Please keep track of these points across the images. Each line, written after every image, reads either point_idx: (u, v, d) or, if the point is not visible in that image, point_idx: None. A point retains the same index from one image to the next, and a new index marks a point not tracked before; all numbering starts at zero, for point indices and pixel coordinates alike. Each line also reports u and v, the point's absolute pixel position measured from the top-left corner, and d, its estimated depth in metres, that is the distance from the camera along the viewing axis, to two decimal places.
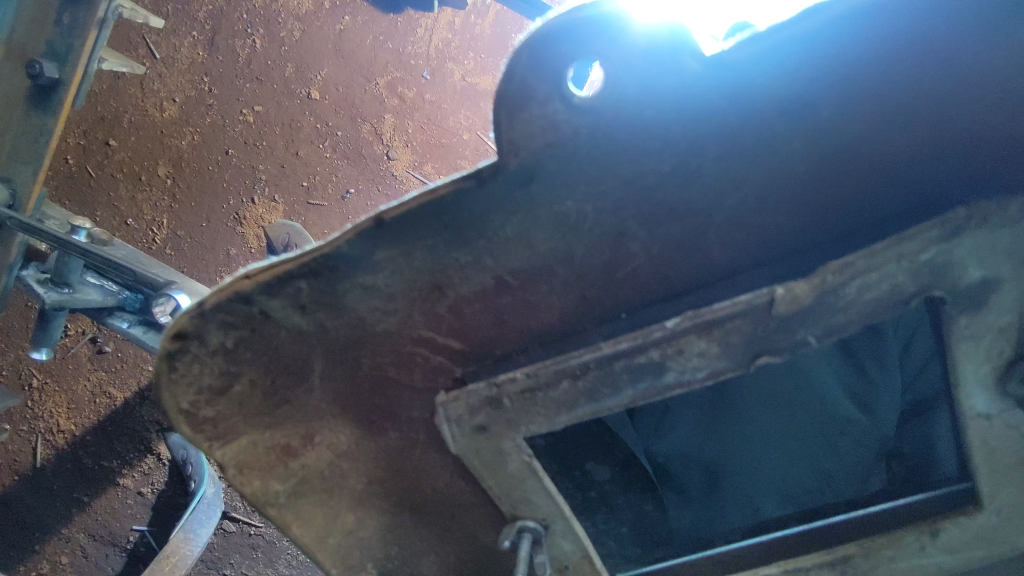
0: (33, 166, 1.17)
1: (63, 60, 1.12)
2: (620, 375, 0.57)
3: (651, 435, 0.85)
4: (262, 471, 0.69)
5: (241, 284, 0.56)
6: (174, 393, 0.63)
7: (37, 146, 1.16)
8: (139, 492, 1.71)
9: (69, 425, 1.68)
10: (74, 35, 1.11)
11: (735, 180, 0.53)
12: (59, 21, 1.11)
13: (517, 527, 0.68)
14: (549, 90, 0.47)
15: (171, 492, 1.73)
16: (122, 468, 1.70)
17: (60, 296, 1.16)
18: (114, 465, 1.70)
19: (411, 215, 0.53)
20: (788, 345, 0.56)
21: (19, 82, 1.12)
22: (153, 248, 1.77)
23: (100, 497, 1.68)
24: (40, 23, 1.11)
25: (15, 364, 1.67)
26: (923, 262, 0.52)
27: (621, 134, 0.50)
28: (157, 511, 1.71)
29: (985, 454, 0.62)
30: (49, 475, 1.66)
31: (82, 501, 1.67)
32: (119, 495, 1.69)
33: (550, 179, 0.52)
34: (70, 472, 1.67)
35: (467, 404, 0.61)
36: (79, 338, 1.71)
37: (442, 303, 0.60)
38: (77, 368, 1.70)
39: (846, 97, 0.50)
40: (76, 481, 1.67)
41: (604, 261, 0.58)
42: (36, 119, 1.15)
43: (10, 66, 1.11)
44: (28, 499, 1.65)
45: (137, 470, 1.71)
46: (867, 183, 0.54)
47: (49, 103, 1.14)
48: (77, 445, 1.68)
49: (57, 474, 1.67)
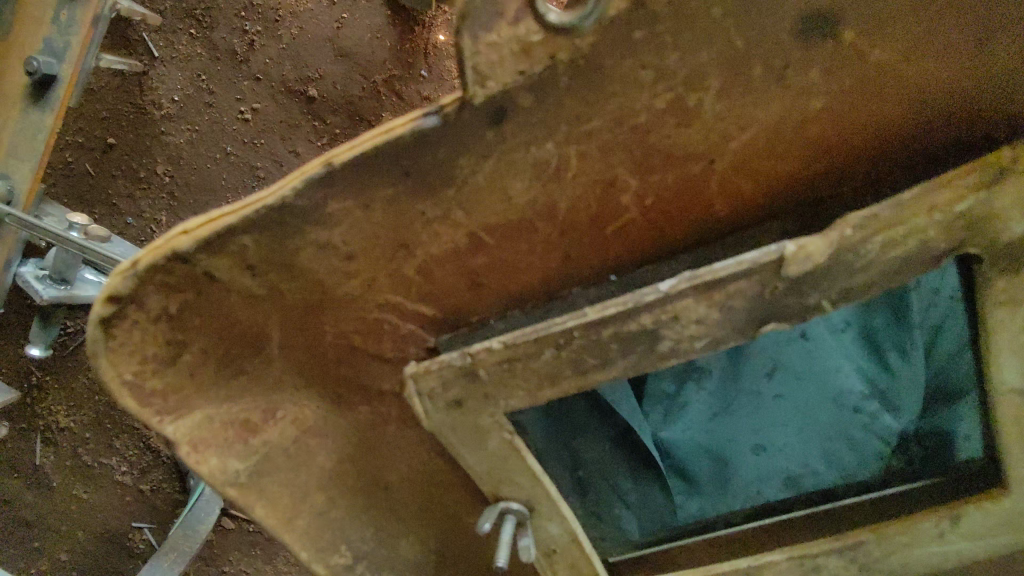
0: None
1: None
2: (609, 345, 0.51)
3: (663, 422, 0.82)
4: (220, 448, 0.63)
5: (178, 241, 0.50)
6: (115, 362, 0.55)
7: (33, 146, 0.94)
8: (139, 491, 1.41)
9: (71, 422, 1.38)
10: (71, 32, 0.92)
11: (741, 117, 0.46)
12: (55, 18, 0.92)
13: (499, 509, 0.62)
14: (519, 6, 0.41)
15: (168, 492, 1.42)
16: (119, 466, 1.40)
17: (58, 292, 1.03)
18: (113, 463, 1.39)
19: (366, 160, 0.46)
20: (799, 310, 0.49)
21: None
22: None
23: (100, 495, 1.39)
24: (36, 18, 0.91)
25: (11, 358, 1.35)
26: (958, 213, 0.45)
27: (607, 59, 0.43)
28: (153, 510, 1.41)
29: (1017, 431, 0.54)
30: (48, 472, 1.38)
31: (81, 499, 1.39)
32: (117, 493, 1.40)
33: (525, 117, 0.45)
34: (70, 469, 1.38)
35: (440, 376, 0.55)
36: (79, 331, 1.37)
37: (409, 265, 0.54)
38: (77, 365, 1.37)
39: (873, 20, 0.43)
40: (75, 478, 1.38)
41: (591, 215, 0.51)
42: None
43: None
44: (29, 496, 1.38)
45: (136, 468, 1.40)
46: (894, 123, 0.47)
47: None
48: (79, 442, 1.38)
49: (56, 472, 1.38)
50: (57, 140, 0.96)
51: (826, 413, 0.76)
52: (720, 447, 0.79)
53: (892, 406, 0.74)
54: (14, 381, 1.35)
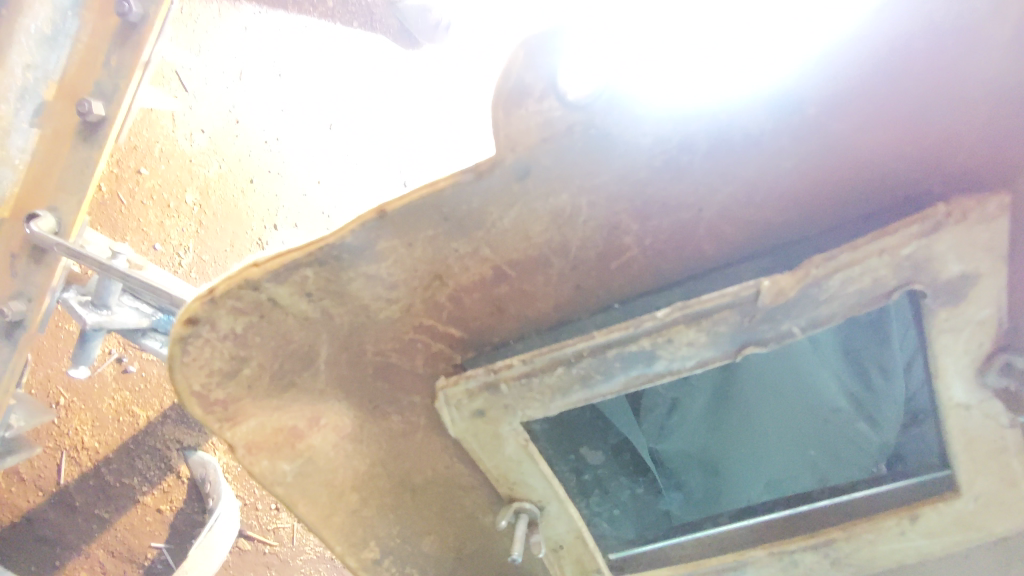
0: (77, 196, 1.18)
1: (109, 100, 1.15)
2: (613, 363, 0.59)
3: (658, 434, 0.84)
4: (270, 452, 0.71)
5: (250, 272, 0.59)
6: (187, 375, 0.65)
7: (82, 180, 1.17)
8: (158, 511, 1.74)
9: (95, 442, 1.72)
10: (120, 76, 1.14)
11: (725, 173, 0.56)
12: (107, 64, 1.14)
13: (514, 508, 0.71)
14: (545, 86, 0.50)
15: (190, 513, 1.75)
16: (141, 486, 1.73)
17: (100, 317, 1.25)
18: (135, 482, 1.73)
19: (411, 208, 0.56)
20: (774, 335, 0.58)
21: (68, 117, 1.15)
22: (180, 273, 1.69)
23: (121, 514, 1.72)
24: (89, 63, 1.14)
25: (44, 383, 1.70)
26: (904, 256, 0.54)
27: (614, 128, 0.52)
28: (174, 530, 1.74)
29: (960, 441, 0.64)
30: (71, 492, 1.70)
31: (102, 517, 1.71)
32: (138, 512, 1.72)
33: (545, 173, 0.54)
34: (93, 489, 1.71)
35: (466, 389, 0.63)
36: (105, 358, 1.73)
37: (442, 293, 0.63)
38: (103, 388, 1.73)
39: (832, 98, 0.52)
40: (97, 497, 1.71)
41: (598, 252, 0.60)
42: (83, 154, 1.17)
43: (60, 104, 1.14)
44: (51, 514, 1.69)
45: (158, 488, 1.74)
46: (851, 179, 0.56)
47: (95, 137, 1.16)
48: (101, 461, 1.72)
49: (79, 491, 1.70)
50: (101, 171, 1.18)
51: (806, 423, 0.80)
52: (712, 456, 0.84)
53: (870, 418, 0.77)
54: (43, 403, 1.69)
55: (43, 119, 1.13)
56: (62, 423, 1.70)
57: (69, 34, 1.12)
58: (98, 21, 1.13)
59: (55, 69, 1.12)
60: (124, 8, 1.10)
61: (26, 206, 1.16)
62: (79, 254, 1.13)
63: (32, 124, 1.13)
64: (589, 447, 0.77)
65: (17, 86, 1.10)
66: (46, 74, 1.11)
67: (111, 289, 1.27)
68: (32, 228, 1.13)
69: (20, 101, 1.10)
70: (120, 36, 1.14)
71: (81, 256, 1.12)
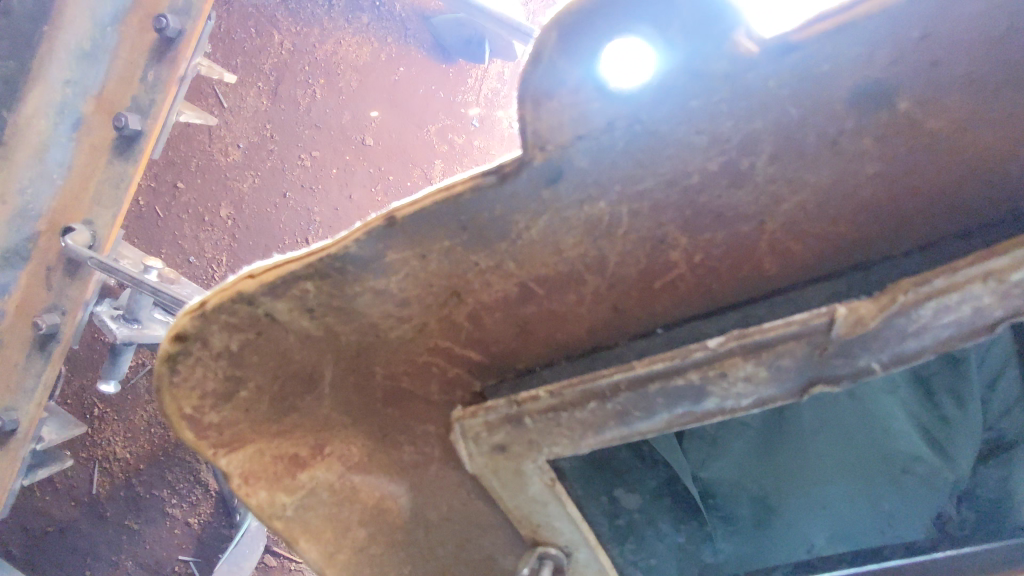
0: (113, 211, 1.12)
1: (144, 113, 1.09)
2: (654, 400, 0.51)
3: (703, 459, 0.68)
4: (269, 481, 0.63)
5: (244, 285, 0.52)
6: (177, 397, 0.57)
7: (117, 193, 1.11)
8: (186, 524, 1.74)
9: (126, 454, 1.69)
10: (156, 91, 1.08)
11: (794, 181, 0.47)
12: (143, 79, 1.08)
13: (538, 553, 0.62)
14: (581, 77, 0.42)
15: (216, 526, 1.76)
16: (169, 498, 1.73)
17: (131, 331, 1.23)
18: (164, 494, 1.72)
19: (427, 216, 0.48)
20: (848, 372, 0.48)
21: (103, 133, 1.08)
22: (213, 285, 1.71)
23: (150, 526, 1.72)
24: (126, 78, 1.07)
25: (79, 393, 1.65)
26: (1014, 282, 0.45)
27: (665, 125, 0.44)
28: (200, 543, 1.75)
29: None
30: (103, 502, 1.69)
31: (132, 527, 1.71)
32: (166, 524, 1.72)
33: (581, 178, 0.46)
34: (123, 500, 1.70)
35: (485, 421, 0.56)
36: (137, 370, 1.68)
37: (460, 312, 0.55)
38: (136, 401, 1.69)
39: (927, 91, 0.44)
40: (129, 508, 1.71)
41: (640, 269, 0.52)
42: (118, 167, 1.10)
43: (98, 118, 1.07)
44: (84, 524, 1.68)
45: (187, 501, 1.73)
46: (948, 184, 0.48)
47: (129, 151, 1.10)
48: (133, 473, 1.70)
49: (111, 501, 1.69)
50: (136, 188, 1.13)
51: (878, 468, 0.67)
52: (767, 493, 0.68)
53: (947, 455, 0.67)
54: (78, 413, 1.65)
55: (81, 134, 1.06)
56: (96, 434, 1.67)
57: (107, 49, 1.04)
58: (137, 36, 1.06)
59: (94, 83, 1.05)
60: (162, 24, 1.05)
61: (61, 221, 1.09)
62: (112, 270, 1.08)
63: (70, 138, 1.05)
64: (624, 489, 0.67)
65: (56, 101, 1.02)
66: (85, 90, 1.04)
67: (142, 303, 1.25)
68: (66, 241, 1.07)
69: (57, 116, 1.03)
70: (157, 51, 1.08)
71: (115, 270, 1.06)
